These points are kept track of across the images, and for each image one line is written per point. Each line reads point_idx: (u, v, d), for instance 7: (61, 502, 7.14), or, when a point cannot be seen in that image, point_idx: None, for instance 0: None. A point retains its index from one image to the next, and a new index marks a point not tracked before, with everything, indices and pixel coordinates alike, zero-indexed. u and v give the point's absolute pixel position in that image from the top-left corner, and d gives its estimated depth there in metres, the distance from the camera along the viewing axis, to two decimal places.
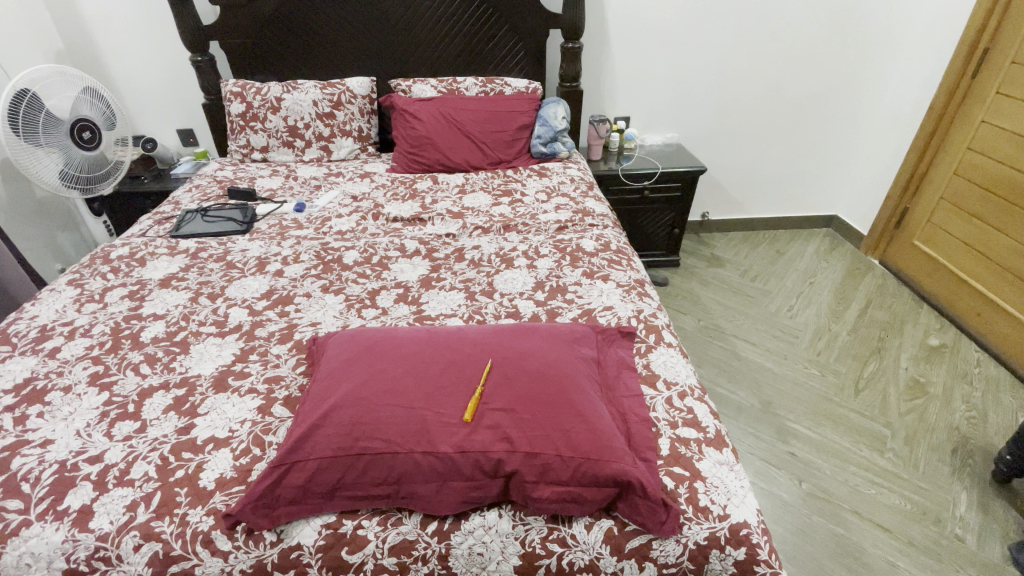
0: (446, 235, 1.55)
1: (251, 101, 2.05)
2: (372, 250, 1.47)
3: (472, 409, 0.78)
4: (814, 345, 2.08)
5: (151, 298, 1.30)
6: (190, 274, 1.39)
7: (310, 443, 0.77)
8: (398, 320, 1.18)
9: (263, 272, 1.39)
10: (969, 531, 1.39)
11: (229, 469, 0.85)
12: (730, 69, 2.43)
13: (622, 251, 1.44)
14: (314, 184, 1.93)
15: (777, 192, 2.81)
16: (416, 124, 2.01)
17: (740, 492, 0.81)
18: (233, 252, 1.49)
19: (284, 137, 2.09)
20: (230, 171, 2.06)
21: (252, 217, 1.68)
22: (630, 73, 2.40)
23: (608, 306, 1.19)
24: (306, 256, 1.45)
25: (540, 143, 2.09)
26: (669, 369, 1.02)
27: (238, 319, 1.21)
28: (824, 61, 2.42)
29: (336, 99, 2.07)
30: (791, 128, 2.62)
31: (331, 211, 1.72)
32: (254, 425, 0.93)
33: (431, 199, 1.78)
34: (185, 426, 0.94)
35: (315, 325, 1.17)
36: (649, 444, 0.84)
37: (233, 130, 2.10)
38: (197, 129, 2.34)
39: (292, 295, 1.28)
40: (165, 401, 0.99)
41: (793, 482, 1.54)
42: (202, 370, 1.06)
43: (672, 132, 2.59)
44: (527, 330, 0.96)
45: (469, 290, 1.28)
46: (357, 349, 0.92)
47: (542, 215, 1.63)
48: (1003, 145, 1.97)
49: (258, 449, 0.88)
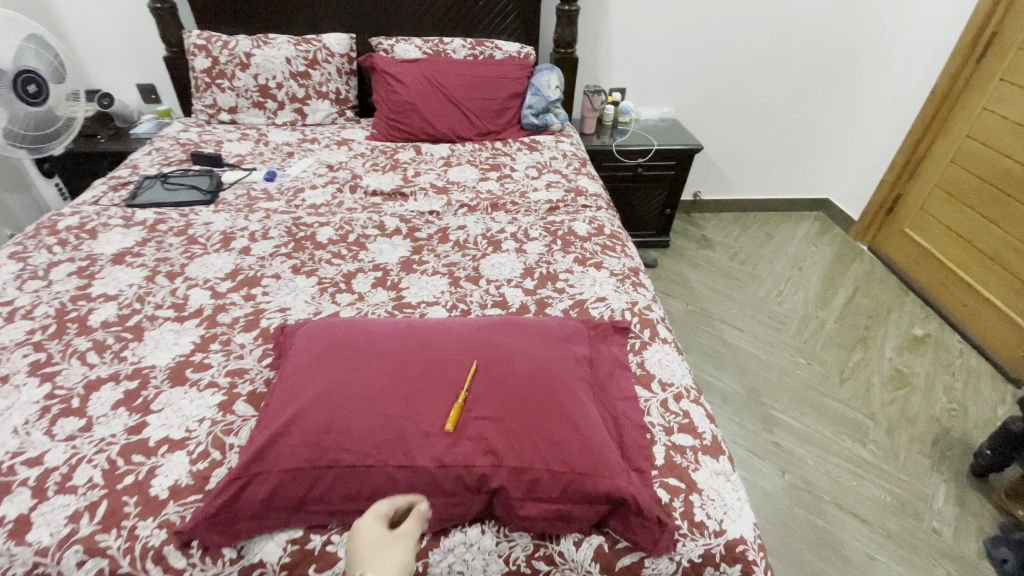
0: (430, 212, 1.45)
1: (218, 57, 1.88)
2: (349, 227, 1.37)
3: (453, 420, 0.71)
4: (801, 332, 2.06)
5: (102, 276, 1.18)
6: (147, 249, 1.27)
7: (273, 452, 0.70)
8: (375, 307, 1.09)
9: (228, 249, 1.27)
10: (946, 524, 1.41)
11: (184, 475, 0.78)
12: (731, 42, 2.31)
13: (616, 236, 1.36)
14: (287, 151, 1.79)
15: (771, 173, 2.75)
16: (399, 89, 1.87)
17: (737, 505, 0.77)
18: (196, 225, 1.37)
19: (254, 98, 1.93)
20: (195, 133, 1.90)
21: (217, 186, 1.54)
22: (628, 40, 2.27)
23: (601, 297, 1.12)
24: (276, 232, 1.34)
25: (531, 114, 1.95)
26: (664, 368, 0.97)
27: (199, 302, 1.10)
28: (827, 36, 2.32)
29: (311, 57, 1.91)
30: (789, 106, 2.53)
31: (304, 182, 1.59)
32: (213, 425, 0.85)
33: (414, 171, 1.67)
34: (136, 425, 0.85)
35: (284, 311, 1.08)
36: (643, 453, 0.79)
37: (197, 87, 1.93)
38: (159, 84, 2.15)
39: (259, 277, 1.18)
40: (115, 396, 0.90)
41: (775, 472, 1.54)
42: (157, 361, 0.96)
43: (668, 106, 2.48)
44: (515, 326, 0.88)
45: (453, 275, 1.19)
46: (328, 345, 0.83)
47: (532, 193, 1.54)
48: (1003, 134, 1.93)
49: (218, 453, 0.81)
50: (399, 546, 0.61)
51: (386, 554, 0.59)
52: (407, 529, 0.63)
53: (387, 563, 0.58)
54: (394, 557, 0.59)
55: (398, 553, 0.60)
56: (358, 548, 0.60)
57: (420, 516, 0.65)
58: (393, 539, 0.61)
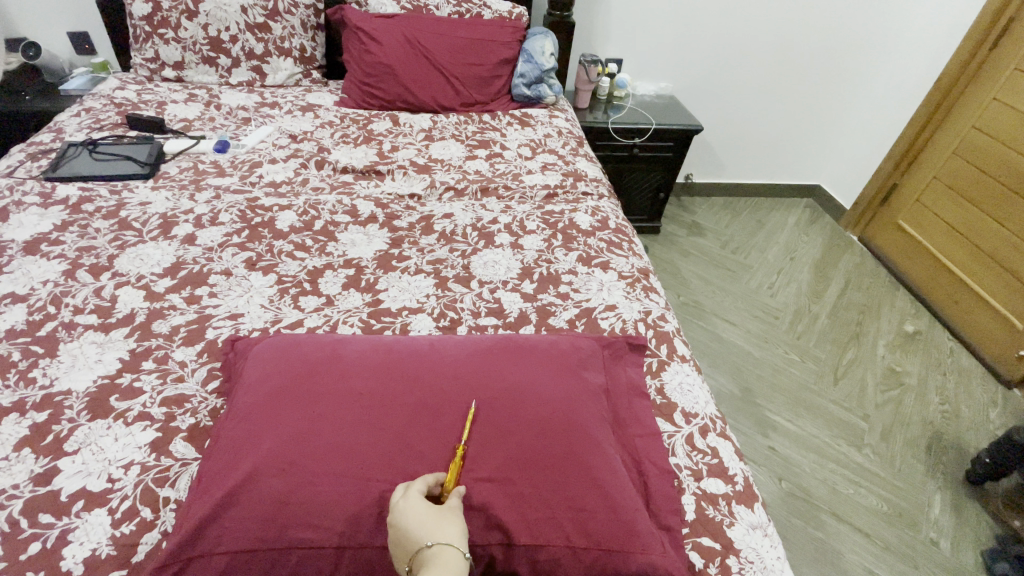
0: (410, 196, 1.27)
1: (159, 1, 1.59)
2: (315, 213, 1.17)
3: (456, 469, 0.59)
4: (795, 327, 1.99)
5: (10, 270, 0.97)
6: (67, 235, 1.06)
7: (218, 528, 0.55)
8: (346, 315, 0.92)
9: (169, 238, 1.07)
10: (943, 535, 1.38)
11: (105, 543, 0.61)
12: (736, 14, 2.15)
13: (621, 230, 1.22)
14: (243, 117, 1.55)
15: (766, 157, 2.64)
16: (373, 48, 1.64)
17: (777, 567, 0.67)
18: (130, 206, 1.15)
19: (204, 52, 1.66)
20: (133, 91, 1.63)
21: (158, 157, 1.31)
22: (627, 6, 2.08)
23: (610, 305, 0.98)
24: (227, 217, 1.13)
25: (523, 84, 1.75)
26: (685, 394, 0.84)
27: (129, 305, 0.91)
28: (836, 12, 2.18)
29: (270, 6, 1.64)
30: (790, 87, 2.40)
31: (261, 154, 1.38)
32: (144, 471, 0.68)
33: (390, 145, 1.47)
34: (44, 472, 0.67)
35: (235, 319, 0.90)
36: (673, 506, 0.67)
37: (136, 37, 1.65)
38: (93, 31, 1.84)
39: (206, 274, 0.99)
40: (18, 433, 0.71)
41: (773, 480, 1.47)
42: (74, 385, 0.78)
43: (665, 81, 2.31)
44: (520, 349, 0.73)
45: (440, 275, 1.03)
46: (287, 377, 0.66)
47: (526, 176, 1.37)
48: (1012, 127, 1.85)
49: (149, 512, 0.64)
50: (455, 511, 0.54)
51: (449, 523, 0.53)
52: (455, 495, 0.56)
53: (455, 531, 0.52)
54: (457, 523, 0.53)
55: (456, 518, 0.54)
56: (409, 527, 0.51)
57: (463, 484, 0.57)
58: (447, 508, 0.54)
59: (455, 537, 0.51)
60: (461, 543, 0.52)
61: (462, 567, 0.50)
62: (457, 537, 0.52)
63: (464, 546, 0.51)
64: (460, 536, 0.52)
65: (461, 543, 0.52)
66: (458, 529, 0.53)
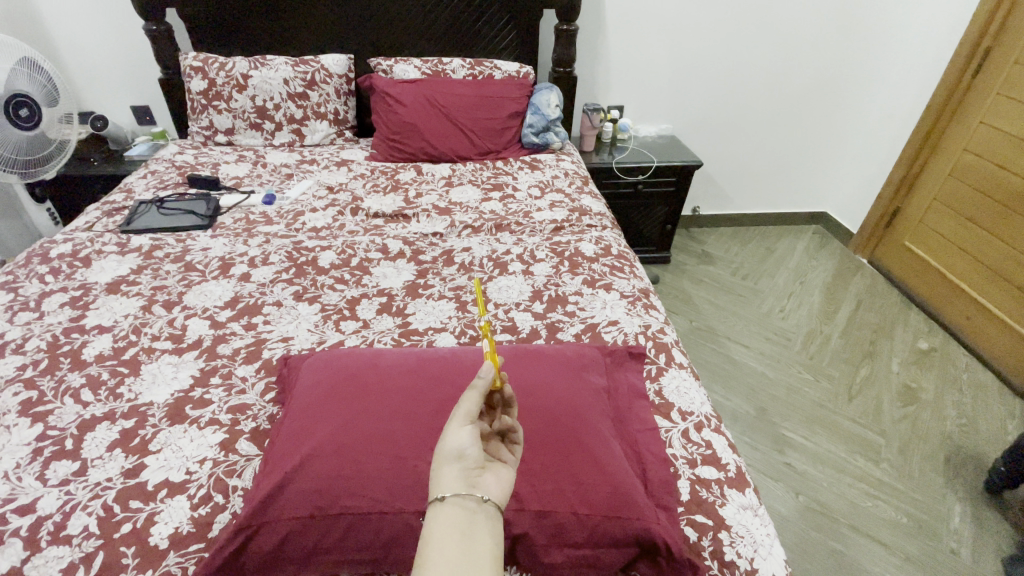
0: (433, 234, 1.42)
1: (214, 78, 1.86)
2: (351, 251, 1.34)
3: (494, 370, 0.59)
4: (807, 348, 2.04)
5: (96, 306, 1.14)
6: (143, 277, 1.24)
7: (282, 500, 0.66)
8: (380, 335, 1.06)
9: (227, 276, 1.24)
10: (963, 545, 1.38)
11: (185, 522, 0.73)
12: (726, 60, 2.33)
13: (623, 256, 1.34)
14: (286, 173, 1.76)
15: (769, 188, 2.76)
16: (399, 109, 1.86)
17: (767, 542, 0.75)
18: (193, 251, 1.34)
19: (252, 119, 1.91)
20: (191, 155, 1.87)
21: (215, 210, 1.51)
22: (626, 58, 2.29)
23: (613, 321, 1.10)
24: (276, 258, 1.30)
25: (532, 133, 1.94)
26: (682, 396, 0.94)
27: (197, 333, 1.07)
28: (820, 53, 2.35)
29: (309, 78, 1.89)
30: (784, 122, 2.55)
31: (303, 204, 1.57)
32: (216, 466, 0.81)
33: (415, 192, 1.65)
34: (133, 467, 0.80)
35: (286, 341, 1.04)
36: (668, 488, 0.76)
37: (194, 109, 1.90)
38: (154, 105, 2.13)
39: (260, 304, 1.15)
40: (110, 436, 0.85)
41: (789, 494, 1.50)
42: (155, 398, 0.92)
43: (665, 123, 2.49)
44: (530, 354, 0.85)
45: (460, 299, 1.16)
46: (335, 382, 0.79)
47: (536, 213, 1.52)
48: (1003, 147, 1.93)
49: (221, 497, 0.76)
50: (454, 434, 0.54)
51: (438, 467, 0.52)
52: (463, 409, 0.55)
53: (436, 479, 0.51)
54: (442, 463, 0.52)
55: (446, 450, 0.53)
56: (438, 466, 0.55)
57: (475, 389, 0.56)
58: (442, 443, 0.53)
59: (435, 486, 0.50)
60: (440, 491, 0.50)
61: (437, 515, 0.49)
62: (438, 486, 0.50)
63: (437, 494, 0.50)
64: (441, 482, 0.50)
65: (443, 489, 0.50)
66: (444, 468, 0.51)
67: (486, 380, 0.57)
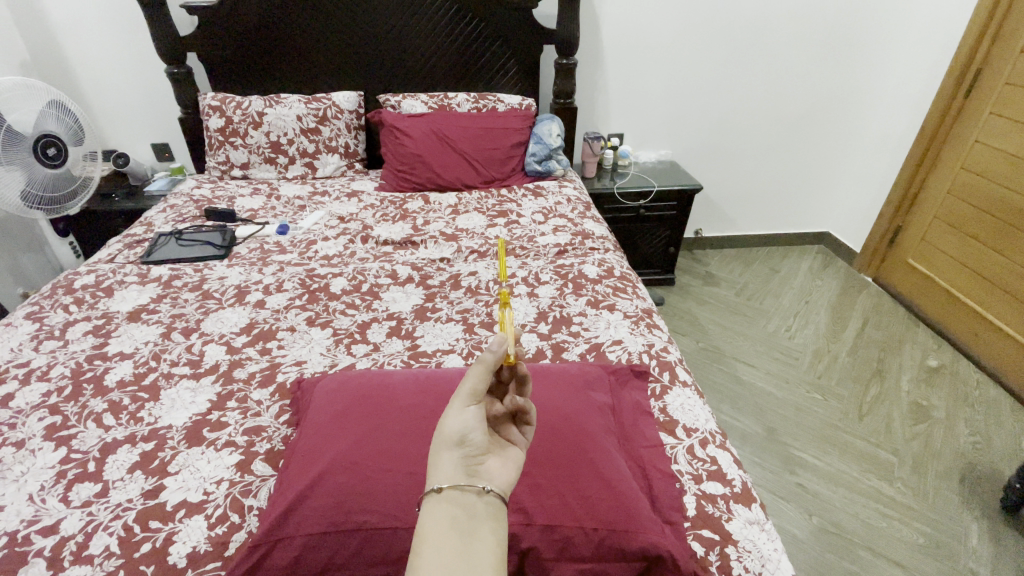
0: (440, 259, 1.47)
1: (231, 116, 1.95)
2: (362, 277, 1.38)
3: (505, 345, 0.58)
4: (815, 367, 2.03)
5: (118, 334, 1.19)
6: (162, 306, 1.29)
7: (297, 518, 0.69)
8: (390, 357, 1.09)
9: (242, 304, 1.28)
10: (982, 566, 1.35)
11: (203, 542, 0.75)
12: (722, 87, 2.41)
13: (626, 277, 1.37)
14: (298, 204, 1.83)
15: (770, 209, 2.80)
16: (406, 141, 1.93)
17: (774, 556, 0.75)
18: (210, 280, 1.39)
19: (266, 154, 1.99)
20: (208, 189, 1.95)
21: (231, 240, 1.57)
22: (625, 88, 2.37)
23: (616, 340, 1.12)
24: (290, 285, 1.35)
25: (535, 161, 2.01)
26: (687, 413, 0.95)
27: (214, 358, 1.10)
28: (813, 79, 2.42)
29: (321, 114, 1.98)
30: (782, 145, 2.61)
31: (315, 233, 1.63)
32: (232, 486, 0.83)
33: (423, 220, 1.70)
34: (153, 488, 0.83)
35: (300, 365, 1.08)
36: (673, 504, 0.77)
37: (211, 146, 1.99)
38: (173, 143, 2.23)
39: (275, 330, 1.19)
40: (131, 458, 0.88)
41: (803, 515, 1.48)
42: (173, 421, 0.95)
43: (665, 149, 2.56)
44: (535, 373, 0.88)
45: (467, 321, 1.20)
46: (348, 402, 0.83)
47: (540, 238, 1.56)
48: (999, 164, 1.97)
49: (237, 516, 0.79)
50: (456, 418, 0.56)
51: (436, 456, 0.54)
52: (468, 390, 0.56)
53: (433, 469, 0.53)
54: (440, 452, 0.54)
55: (447, 435, 0.55)
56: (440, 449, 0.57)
57: (482, 367, 0.56)
58: (442, 429, 0.55)
59: (433, 476, 0.53)
60: (438, 482, 0.52)
61: (432, 505, 0.51)
62: (435, 477, 0.53)
63: (432, 485, 0.52)
64: (438, 472, 0.53)
65: (439, 481, 0.52)
66: (443, 454, 0.54)
67: (495, 355, 0.57)
